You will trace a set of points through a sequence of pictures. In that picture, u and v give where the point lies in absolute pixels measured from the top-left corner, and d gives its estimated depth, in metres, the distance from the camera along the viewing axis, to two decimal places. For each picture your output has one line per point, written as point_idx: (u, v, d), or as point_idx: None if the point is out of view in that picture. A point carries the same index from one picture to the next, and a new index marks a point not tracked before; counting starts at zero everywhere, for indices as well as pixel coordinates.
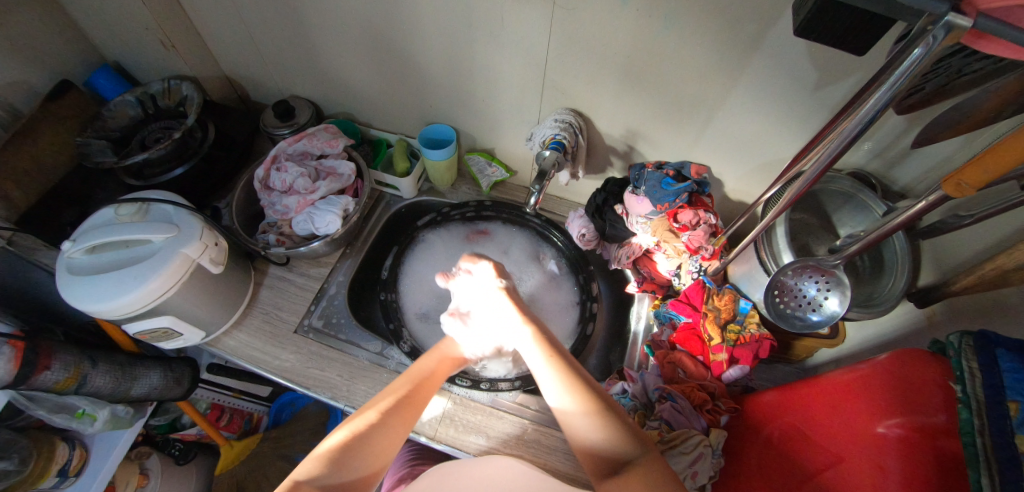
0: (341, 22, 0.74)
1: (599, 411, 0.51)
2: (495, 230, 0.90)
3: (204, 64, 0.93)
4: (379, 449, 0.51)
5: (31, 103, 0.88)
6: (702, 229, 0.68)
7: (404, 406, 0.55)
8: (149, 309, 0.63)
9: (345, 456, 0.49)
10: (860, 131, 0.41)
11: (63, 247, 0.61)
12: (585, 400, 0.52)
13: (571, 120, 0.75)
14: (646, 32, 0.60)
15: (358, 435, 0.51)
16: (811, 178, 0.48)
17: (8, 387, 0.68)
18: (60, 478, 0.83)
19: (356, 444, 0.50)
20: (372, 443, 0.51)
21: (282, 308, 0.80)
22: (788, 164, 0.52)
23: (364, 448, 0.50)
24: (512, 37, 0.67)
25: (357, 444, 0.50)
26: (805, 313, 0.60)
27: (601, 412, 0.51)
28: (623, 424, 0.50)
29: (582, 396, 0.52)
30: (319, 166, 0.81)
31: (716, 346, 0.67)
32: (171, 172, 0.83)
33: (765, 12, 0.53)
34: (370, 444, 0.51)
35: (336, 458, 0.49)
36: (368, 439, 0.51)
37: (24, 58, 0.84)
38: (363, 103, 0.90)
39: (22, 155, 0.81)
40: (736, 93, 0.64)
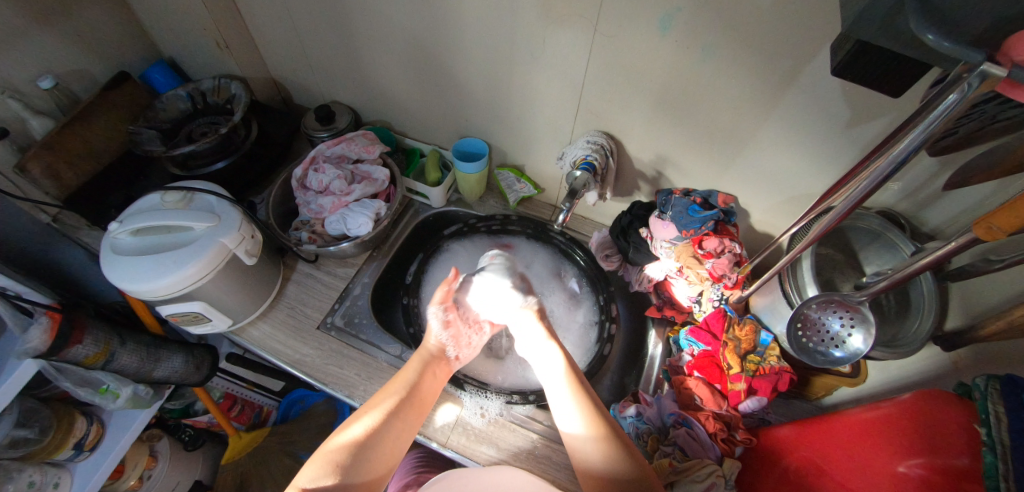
0: (389, 35, 0.78)
1: (606, 434, 0.57)
2: (518, 245, 0.90)
3: (254, 65, 0.98)
4: (381, 454, 0.56)
5: (91, 91, 0.94)
6: (726, 257, 0.70)
7: (402, 408, 0.60)
8: (184, 293, 0.67)
9: (350, 460, 0.54)
10: (893, 170, 0.42)
11: (111, 226, 0.66)
12: (595, 425, 0.58)
13: (602, 143, 0.76)
14: (683, 63, 0.63)
15: (361, 439, 0.56)
16: (842, 212, 0.49)
17: (42, 357, 0.72)
18: (75, 451, 0.88)
19: (360, 449, 0.56)
20: (376, 447, 0.56)
21: (306, 304, 0.82)
22: (817, 199, 0.53)
23: (363, 456, 0.55)
24: (551, 59, 0.69)
25: (360, 448, 0.55)
26: (828, 348, 0.60)
27: (601, 431, 0.57)
28: (625, 450, 0.56)
29: (596, 423, 0.58)
30: (356, 170, 0.83)
31: (735, 375, 0.66)
32: (214, 165, 0.87)
33: (801, 50, 0.56)
34: (374, 445, 0.56)
35: (340, 464, 0.54)
36: (373, 442, 0.57)
37: (90, 49, 0.90)
38: (401, 113, 0.93)
39: (76, 138, 0.86)
40: (768, 125, 0.66)
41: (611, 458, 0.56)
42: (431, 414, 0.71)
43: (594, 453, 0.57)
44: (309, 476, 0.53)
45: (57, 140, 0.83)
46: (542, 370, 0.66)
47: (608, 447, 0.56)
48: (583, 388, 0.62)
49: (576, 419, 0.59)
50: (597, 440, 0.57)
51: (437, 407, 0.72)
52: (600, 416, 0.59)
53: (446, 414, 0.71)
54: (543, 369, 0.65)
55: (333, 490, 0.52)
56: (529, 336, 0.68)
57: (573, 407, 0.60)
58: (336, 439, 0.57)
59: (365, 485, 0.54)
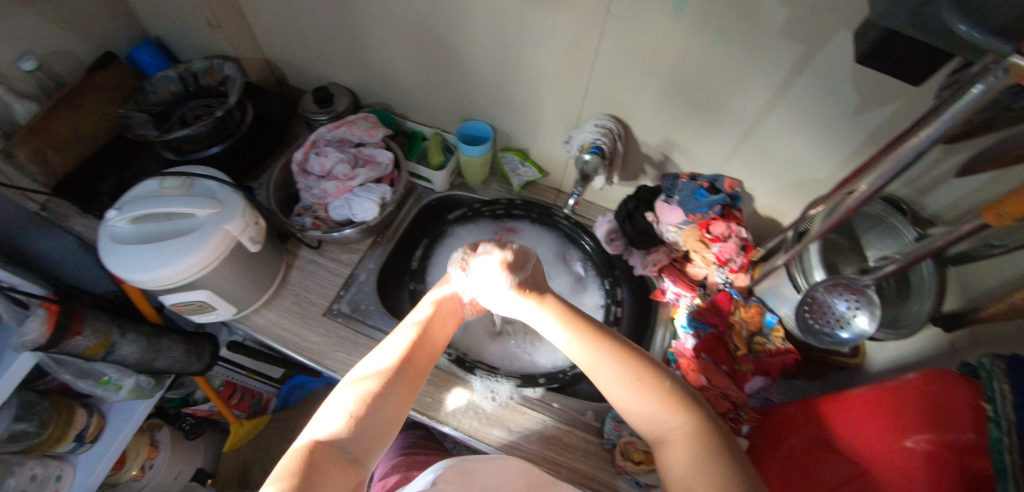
0: (392, 14, 0.75)
1: (642, 380, 0.53)
2: (522, 229, 0.89)
3: (247, 45, 0.94)
4: (395, 404, 0.53)
5: (75, 73, 0.90)
6: (734, 241, 0.71)
7: (414, 357, 0.57)
8: (189, 282, 0.65)
9: (366, 411, 0.51)
10: (913, 158, 0.43)
11: (109, 214, 0.64)
12: (624, 373, 0.54)
13: (611, 127, 0.75)
14: (696, 46, 0.63)
15: (375, 390, 0.52)
16: (863, 198, 0.50)
17: (40, 349, 0.70)
18: (76, 443, 0.88)
19: (375, 401, 0.52)
20: (390, 397, 0.53)
21: (312, 291, 0.81)
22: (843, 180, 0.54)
23: (379, 407, 0.52)
24: (561, 41, 0.69)
25: (371, 409, 0.51)
26: (834, 330, 0.61)
27: (642, 384, 0.53)
28: (667, 395, 0.52)
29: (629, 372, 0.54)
30: (358, 153, 0.81)
31: (742, 357, 0.70)
32: (209, 150, 0.85)
33: (813, 35, 0.56)
34: (387, 396, 0.53)
35: (355, 418, 0.50)
36: (385, 393, 0.53)
37: (72, 28, 0.86)
38: (403, 96, 0.91)
39: (63, 122, 0.83)
40: (778, 109, 0.66)
41: (653, 404, 0.52)
42: (443, 397, 0.72)
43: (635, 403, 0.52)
44: (324, 432, 0.49)
45: (42, 125, 0.80)
46: (548, 332, 0.60)
47: (652, 393, 0.52)
48: (604, 338, 0.57)
49: (607, 367, 0.55)
50: (632, 388, 0.53)
51: (448, 392, 0.73)
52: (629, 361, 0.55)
53: (457, 398, 0.72)
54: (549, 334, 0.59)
55: (348, 446, 0.48)
56: (527, 314, 0.61)
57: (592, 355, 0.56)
58: (331, 407, 0.51)
59: (374, 446, 0.50)
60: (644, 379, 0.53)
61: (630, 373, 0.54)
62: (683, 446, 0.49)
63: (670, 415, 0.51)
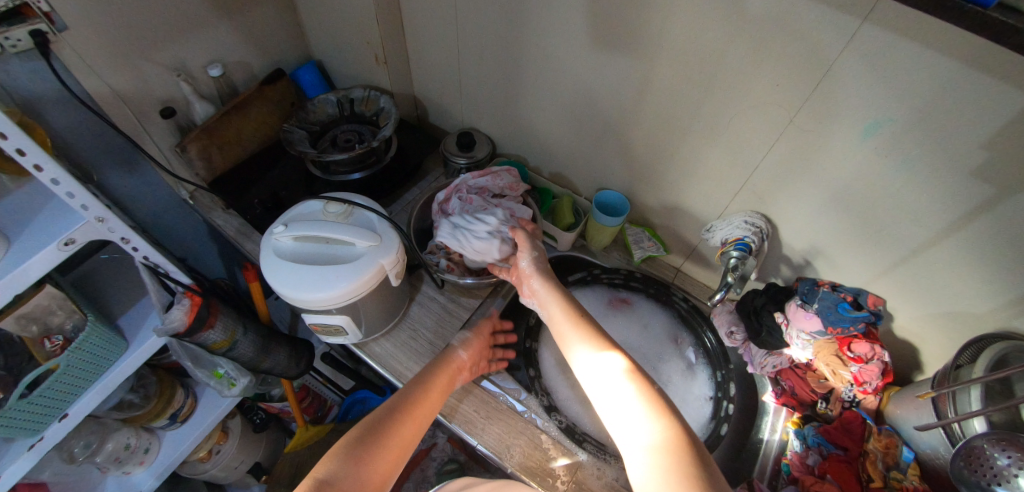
0: (556, 81, 0.80)
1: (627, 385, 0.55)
2: (637, 302, 0.89)
3: (402, 81, 1.00)
4: (396, 437, 0.57)
5: (248, 83, 0.99)
6: (876, 364, 0.70)
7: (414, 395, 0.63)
8: (335, 308, 0.69)
9: (364, 441, 0.55)
10: None
11: (277, 229, 0.69)
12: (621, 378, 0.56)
13: (760, 225, 0.75)
14: (875, 167, 0.63)
15: (375, 423, 0.57)
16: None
17: (177, 336, 0.75)
18: (169, 421, 0.92)
19: (376, 433, 0.56)
20: (392, 428, 0.57)
21: (428, 328, 0.83)
22: None
23: (379, 437, 0.56)
24: (727, 137, 0.70)
25: (365, 442, 0.55)
26: (993, 486, 0.55)
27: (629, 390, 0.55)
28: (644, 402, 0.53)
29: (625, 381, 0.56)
30: (499, 206, 0.83)
31: (876, 490, 0.65)
32: (350, 176, 0.90)
33: (1007, 182, 0.55)
34: (389, 429, 0.57)
35: (351, 450, 0.53)
36: (387, 428, 0.57)
37: (255, 44, 0.95)
38: (540, 153, 0.94)
39: (231, 126, 0.90)
40: (945, 242, 0.64)
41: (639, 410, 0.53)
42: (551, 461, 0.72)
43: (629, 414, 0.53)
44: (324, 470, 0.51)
45: (216, 127, 0.87)
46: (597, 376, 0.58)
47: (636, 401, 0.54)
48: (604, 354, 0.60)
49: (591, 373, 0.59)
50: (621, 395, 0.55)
51: (554, 460, 0.72)
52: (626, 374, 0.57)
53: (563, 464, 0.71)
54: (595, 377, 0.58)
55: (348, 477, 0.51)
56: (601, 378, 0.57)
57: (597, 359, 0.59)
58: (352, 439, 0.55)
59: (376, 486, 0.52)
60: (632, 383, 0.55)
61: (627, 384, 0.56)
62: (664, 453, 0.48)
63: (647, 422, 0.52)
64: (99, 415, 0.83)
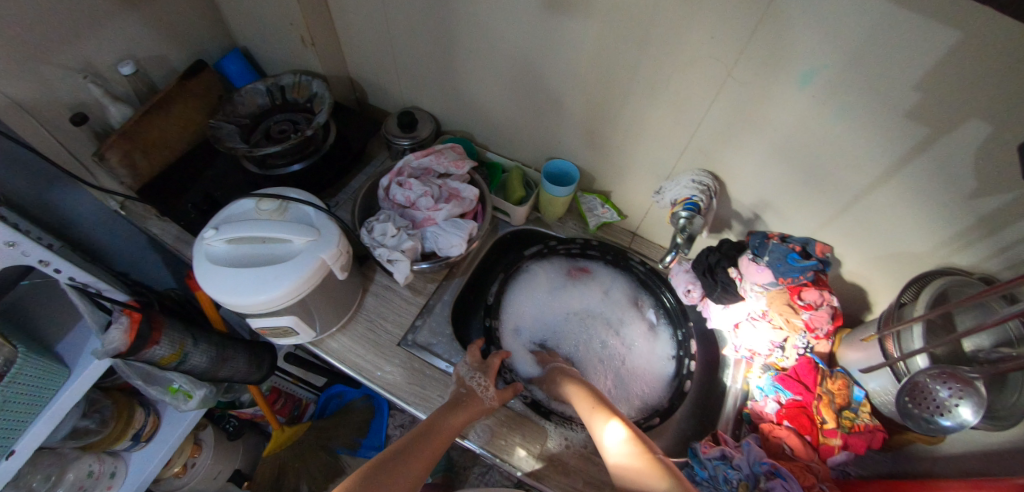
0: (494, 51, 0.76)
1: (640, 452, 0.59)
2: (596, 270, 0.89)
3: (335, 62, 0.94)
4: (399, 481, 0.56)
5: (167, 78, 0.91)
6: (825, 309, 0.71)
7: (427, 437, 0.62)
8: (279, 309, 0.66)
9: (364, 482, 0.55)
10: None
11: (206, 234, 0.65)
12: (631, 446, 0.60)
13: (708, 183, 0.74)
14: (815, 117, 0.62)
15: (381, 464, 0.57)
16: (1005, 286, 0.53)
17: (121, 356, 0.71)
18: (132, 441, 0.89)
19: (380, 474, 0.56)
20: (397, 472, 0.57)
21: (386, 318, 0.81)
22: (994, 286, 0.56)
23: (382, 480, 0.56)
24: (669, 96, 0.68)
25: (373, 484, 0.54)
26: (936, 417, 0.59)
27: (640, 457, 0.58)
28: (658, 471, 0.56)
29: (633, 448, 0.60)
30: (444, 187, 0.80)
31: (830, 431, 0.67)
32: (290, 167, 0.85)
33: (942, 120, 0.55)
34: (394, 472, 0.57)
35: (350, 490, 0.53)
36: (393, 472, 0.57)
37: (167, 34, 0.87)
38: (486, 127, 0.91)
39: (154, 127, 0.83)
40: (887, 187, 0.65)
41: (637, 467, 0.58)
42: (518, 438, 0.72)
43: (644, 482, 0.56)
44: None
45: (136, 130, 0.80)
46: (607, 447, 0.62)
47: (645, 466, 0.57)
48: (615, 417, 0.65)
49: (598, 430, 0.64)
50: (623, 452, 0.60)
51: (522, 435, 0.72)
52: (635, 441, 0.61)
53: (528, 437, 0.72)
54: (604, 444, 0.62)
55: None
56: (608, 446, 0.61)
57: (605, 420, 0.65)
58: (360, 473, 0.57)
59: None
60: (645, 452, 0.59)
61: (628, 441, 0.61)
62: None
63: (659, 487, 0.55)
64: (54, 446, 0.79)
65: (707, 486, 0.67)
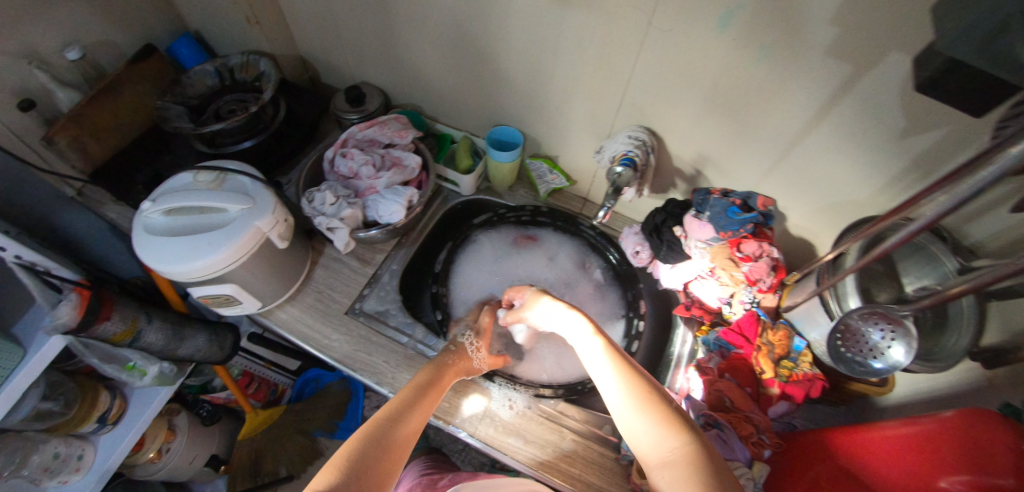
0: (428, 18, 0.76)
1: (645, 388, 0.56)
2: (543, 237, 0.91)
3: (282, 41, 0.95)
4: (396, 445, 0.54)
5: (117, 64, 0.92)
6: (765, 261, 0.70)
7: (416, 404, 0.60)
8: (216, 276, 0.66)
9: (360, 450, 0.52)
10: None
11: (143, 205, 0.65)
12: (632, 381, 0.57)
13: (645, 138, 0.75)
14: (738, 61, 0.61)
15: (374, 430, 0.54)
16: (928, 220, 0.48)
17: (71, 333, 0.71)
18: (99, 424, 0.87)
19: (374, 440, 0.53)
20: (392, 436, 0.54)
21: (335, 289, 0.82)
22: (906, 202, 0.53)
23: (377, 446, 0.52)
24: (598, 51, 0.68)
25: (371, 452, 0.52)
26: (866, 359, 0.59)
27: (647, 398, 0.55)
28: (670, 416, 0.53)
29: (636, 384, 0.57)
30: (386, 155, 0.81)
31: (769, 380, 0.67)
32: (242, 144, 0.86)
33: (862, 56, 0.54)
34: (388, 438, 0.54)
35: (345, 459, 0.50)
36: (385, 437, 0.54)
37: (114, 19, 0.87)
38: (432, 99, 0.92)
39: (105, 111, 0.85)
40: (817, 131, 0.64)
41: (653, 425, 0.52)
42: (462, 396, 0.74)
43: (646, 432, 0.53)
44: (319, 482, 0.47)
45: (85, 113, 0.81)
46: (584, 355, 0.63)
47: (649, 409, 0.54)
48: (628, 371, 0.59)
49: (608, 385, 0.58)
50: (640, 409, 0.54)
51: (464, 397, 0.74)
52: (641, 379, 0.58)
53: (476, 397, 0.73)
54: (589, 362, 0.62)
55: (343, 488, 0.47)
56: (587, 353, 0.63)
57: (614, 373, 0.59)
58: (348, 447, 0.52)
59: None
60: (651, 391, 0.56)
61: (643, 395, 0.55)
62: (684, 462, 0.48)
63: (674, 435, 0.51)
64: (17, 428, 0.77)
65: None
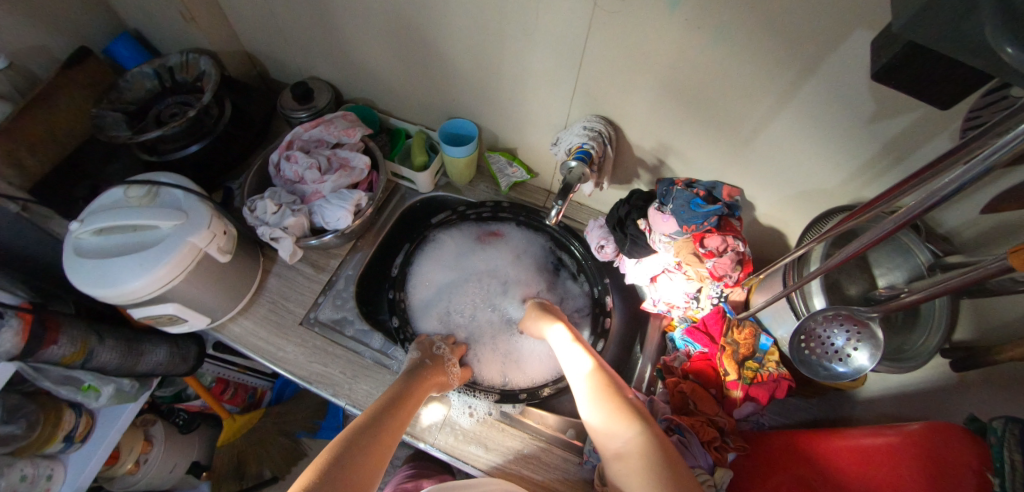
0: (365, 7, 0.71)
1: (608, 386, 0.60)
2: (509, 232, 0.89)
3: (224, 37, 0.90)
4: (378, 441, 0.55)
5: (50, 69, 0.87)
6: (728, 256, 0.65)
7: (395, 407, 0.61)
8: (156, 296, 0.62)
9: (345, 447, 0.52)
10: (953, 192, 0.36)
11: (70, 226, 0.59)
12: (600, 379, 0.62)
13: (600, 129, 0.71)
14: (693, 43, 0.56)
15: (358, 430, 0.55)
16: (908, 215, 0.40)
17: (15, 359, 0.66)
18: (65, 444, 0.82)
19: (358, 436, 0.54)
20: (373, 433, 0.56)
21: (290, 298, 0.80)
22: (875, 200, 0.46)
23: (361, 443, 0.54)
24: (545, 36, 0.63)
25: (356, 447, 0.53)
26: (831, 362, 0.55)
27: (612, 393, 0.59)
28: (631, 408, 0.57)
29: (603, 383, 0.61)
30: (333, 156, 0.78)
31: (732, 382, 0.65)
32: (186, 149, 0.81)
33: (826, 35, 0.48)
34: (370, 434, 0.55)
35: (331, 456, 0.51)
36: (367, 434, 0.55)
37: (41, 21, 0.82)
38: (384, 92, 0.88)
39: (38, 122, 0.80)
40: (782, 116, 0.59)
41: (611, 416, 0.56)
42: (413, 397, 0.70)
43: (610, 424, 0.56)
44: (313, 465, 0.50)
45: (14, 125, 0.77)
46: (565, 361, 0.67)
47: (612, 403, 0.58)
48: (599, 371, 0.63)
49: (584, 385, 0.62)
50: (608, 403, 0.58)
51: (424, 406, 0.72)
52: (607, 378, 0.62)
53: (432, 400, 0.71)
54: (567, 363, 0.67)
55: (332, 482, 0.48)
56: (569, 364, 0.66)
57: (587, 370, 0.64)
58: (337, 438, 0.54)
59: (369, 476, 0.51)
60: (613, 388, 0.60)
61: (607, 394, 0.59)
62: (639, 451, 0.52)
63: (634, 425, 0.55)
64: None
65: None
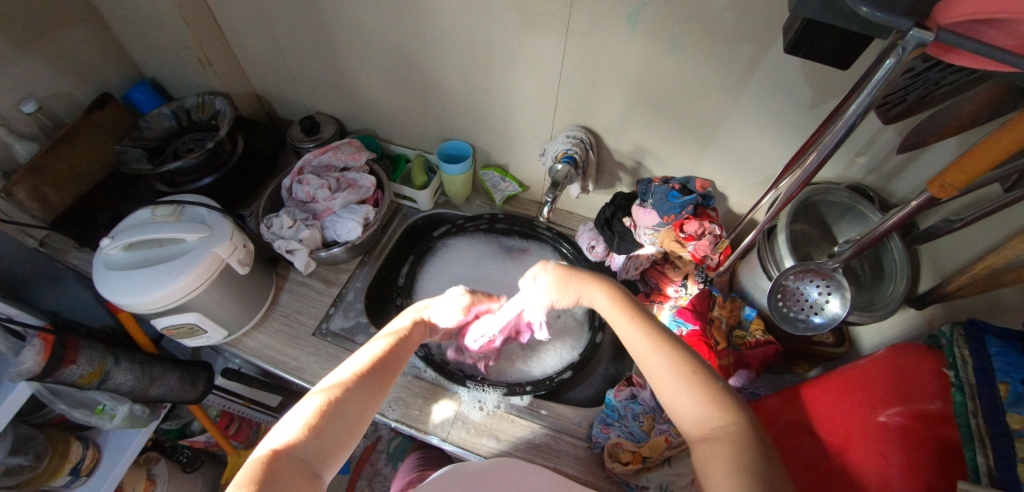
0: (369, 44, 0.81)
1: (676, 351, 0.53)
2: (531, 249, 0.95)
3: (237, 80, 1.00)
4: (358, 412, 0.52)
5: (74, 114, 0.95)
6: (708, 239, 0.72)
7: (376, 373, 0.56)
8: (179, 305, 0.66)
9: (325, 421, 0.49)
10: (846, 133, 0.43)
11: (102, 243, 0.64)
12: (662, 342, 0.54)
13: (581, 137, 0.80)
14: (653, 53, 0.66)
15: (336, 402, 0.51)
16: (821, 156, 0.47)
17: (35, 379, 0.68)
18: (71, 477, 0.81)
19: (337, 409, 0.50)
20: (351, 409, 0.51)
21: (301, 311, 0.83)
22: (808, 141, 0.52)
23: (340, 416, 0.50)
24: (527, 58, 0.73)
25: (336, 424, 0.49)
26: (808, 316, 0.61)
27: (686, 362, 0.51)
28: (716, 385, 0.49)
29: (668, 345, 0.53)
30: (341, 178, 0.85)
31: (723, 351, 0.70)
32: (200, 181, 0.88)
33: (758, 35, 0.59)
34: (348, 407, 0.51)
35: (315, 427, 0.48)
36: (343, 408, 0.51)
37: (70, 72, 0.91)
38: (384, 121, 0.98)
39: (63, 161, 0.86)
40: (736, 110, 0.69)
41: (695, 395, 0.49)
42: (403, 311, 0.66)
43: (691, 404, 0.49)
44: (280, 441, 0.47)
45: (42, 163, 0.83)
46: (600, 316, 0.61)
47: (689, 376, 0.50)
48: (674, 346, 0.53)
49: (659, 363, 0.52)
50: (699, 393, 0.49)
51: (435, 404, 0.75)
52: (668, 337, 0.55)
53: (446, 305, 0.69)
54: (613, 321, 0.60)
55: (308, 454, 0.46)
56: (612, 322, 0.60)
57: (648, 337, 0.55)
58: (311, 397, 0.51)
59: (333, 454, 0.48)
60: (683, 351, 0.53)
61: (681, 364, 0.51)
62: (726, 442, 0.45)
63: (723, 409, 0.47)
64: None
65: (618, 427, 0.68)
